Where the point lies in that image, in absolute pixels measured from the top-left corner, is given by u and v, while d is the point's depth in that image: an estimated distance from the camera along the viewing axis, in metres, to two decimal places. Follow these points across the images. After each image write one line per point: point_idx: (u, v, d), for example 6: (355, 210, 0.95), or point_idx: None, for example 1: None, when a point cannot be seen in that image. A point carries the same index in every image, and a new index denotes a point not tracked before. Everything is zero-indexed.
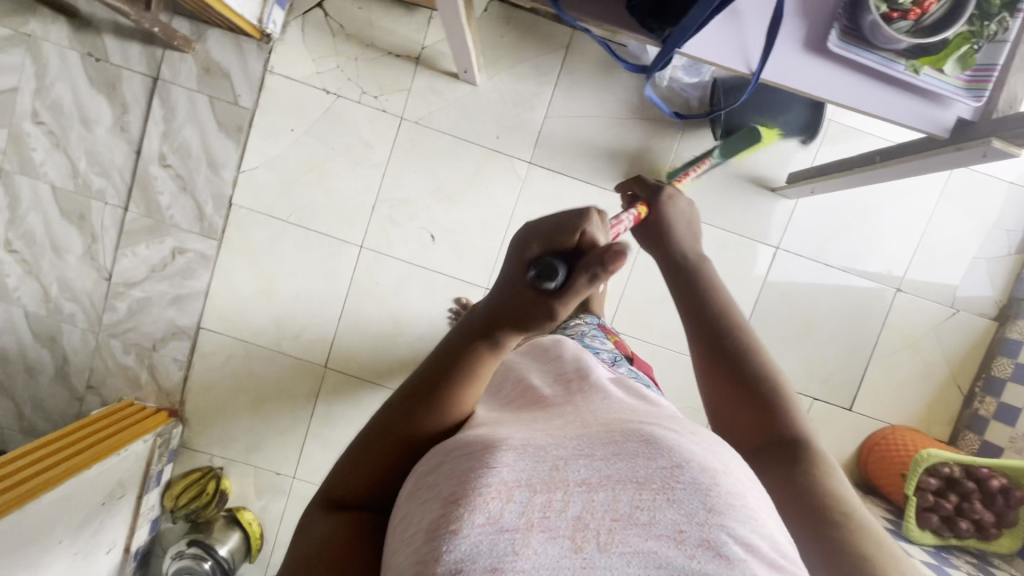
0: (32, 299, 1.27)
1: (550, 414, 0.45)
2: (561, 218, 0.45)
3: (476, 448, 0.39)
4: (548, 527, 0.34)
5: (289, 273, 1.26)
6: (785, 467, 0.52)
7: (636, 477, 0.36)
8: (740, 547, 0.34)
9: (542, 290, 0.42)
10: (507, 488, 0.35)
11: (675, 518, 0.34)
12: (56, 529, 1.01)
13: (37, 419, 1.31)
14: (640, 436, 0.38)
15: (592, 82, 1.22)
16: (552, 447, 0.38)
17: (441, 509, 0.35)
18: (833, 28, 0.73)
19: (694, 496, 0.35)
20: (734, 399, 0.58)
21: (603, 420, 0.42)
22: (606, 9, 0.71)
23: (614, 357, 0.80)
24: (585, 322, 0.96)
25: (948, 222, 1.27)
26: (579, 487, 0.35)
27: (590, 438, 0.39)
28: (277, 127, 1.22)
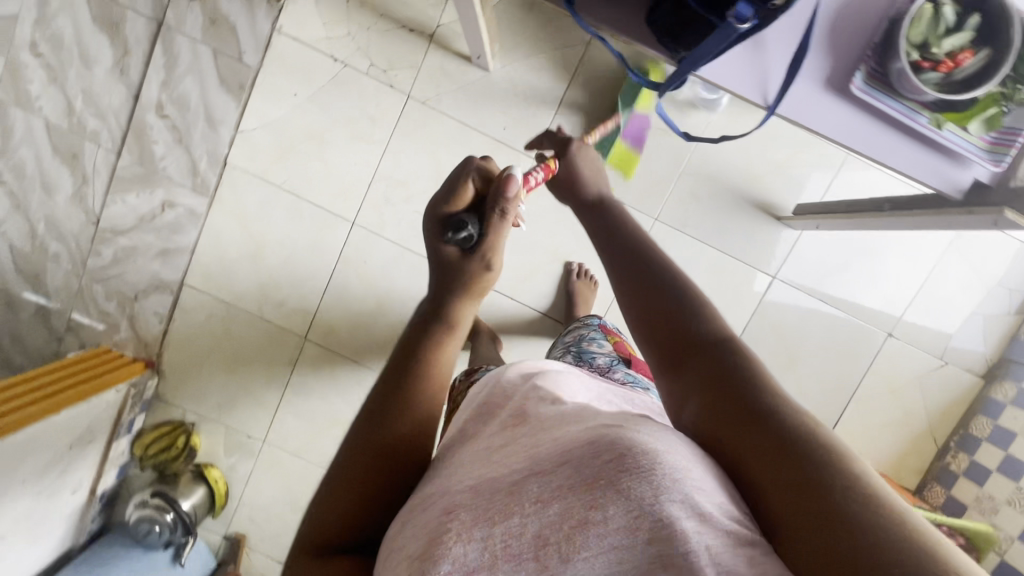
0: (18, 233, 1.26)
1: (507, 438, 0.49)
2: (452, 191, 0.58)
3: (438, 498, 0.45)
4: (512, 556, 0.38)
5: (278, 241, 1.24)
6: (711, 378, 0.46)
7: (580, 483, 0.39)
8: (694, 520, 0.35)
9: (466, 248, 0.56)
10: (466, 531, 0.40)
11: (629, 511, 0.36)
12: (21, 469, 1.02)
13: (15, 353, 1.31)
14: (585, 441, 0.41)
15: (608, 83, 1.18)
16: (502, 478, 0.43)
17: (416, 564, 0.40)
18: (859, 70, 0.69)
19: (642, 483, 0.37)
20: (652, 313, 0.53)
21: (553, 434, 0.46)
22: (622, 22, 0.67)
23: (611, 363, 0.82)
24: (585, 326, 0.99)
25: (951, 274, 1.24)
26: (533, 507, 0.39)
27: (538, 459, 0.42)
28: (280, 89, 1.18)
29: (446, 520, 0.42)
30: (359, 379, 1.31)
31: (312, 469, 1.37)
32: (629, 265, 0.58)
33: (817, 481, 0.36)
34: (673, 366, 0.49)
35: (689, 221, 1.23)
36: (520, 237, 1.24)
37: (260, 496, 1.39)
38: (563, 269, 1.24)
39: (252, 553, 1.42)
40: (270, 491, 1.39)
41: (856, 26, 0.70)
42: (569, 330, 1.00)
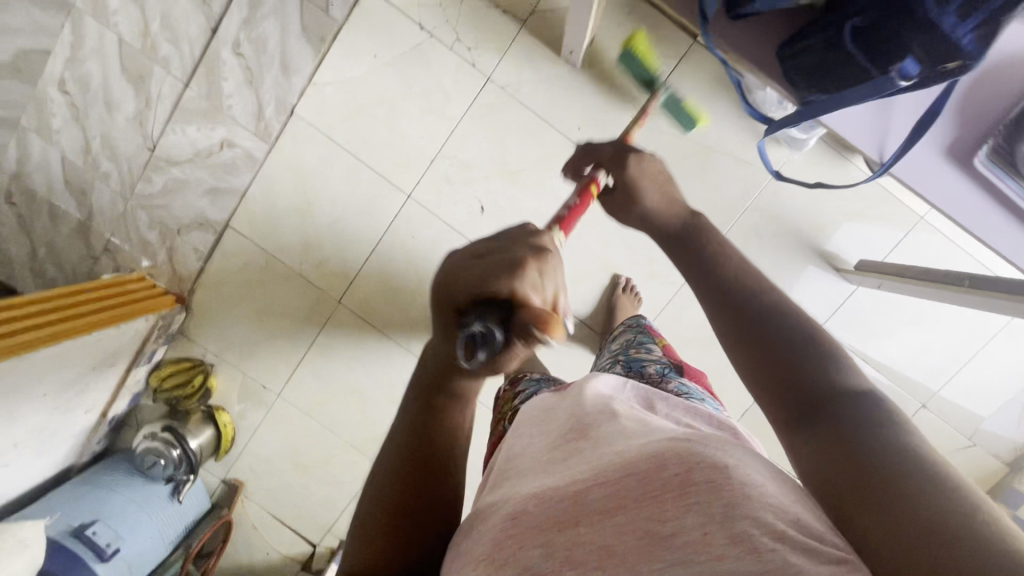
0: (72, 146, 1.24)
1: (567, 453, 0.48)
2: (480, 278, 0.47)
3: (503, 502, 0.46)
4: (576, 564, 0.38)
5: (330, 200, 1.22)
6: (833, 428, 0.46)
7: (646, 494, 0.39)
8: (770, 538, 0.34)
9: (498, 352, 0.45)
10: (531, 538, 0.40)
11: (697, 526, 0.36)
12: (44, 382, 1.01)
13: (49, 265, 1.30)
14: (650, 453, 0.41)
15: (694, 101, 1.14)
16: (566, 485, 0.43)
17: (484, 568, 0.41)
18: (986, 143, 0.67)
19: (710, 498, 0.37)
20: (765, 358, 0.54)
21: (615, 445, 0.45)
22: (754, 48, 0.62)
23: (664, 371, 0.74)
24: (630, 331, 0.91)
25: (999, 356, 1.21)
26: (598, 517, 0.39)
27: (600, 469, 0.42)
28: (361, 48, 1.15)
29: (511, 524, 0.42)
30: (385, 353, 1.30)
31: (322, 432, 1.36)
32: (738, 304, 0.58)
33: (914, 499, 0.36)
34: (791, 413, 0.50)
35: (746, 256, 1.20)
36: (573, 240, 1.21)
37: (264, 448, 1.39)
38: (609, 280, 1.22)
39: (246, 502, 1.43)
40: (275, 444, 1.39)
41: (989, 99, 0.67)
42: (615, 336, 0.93)
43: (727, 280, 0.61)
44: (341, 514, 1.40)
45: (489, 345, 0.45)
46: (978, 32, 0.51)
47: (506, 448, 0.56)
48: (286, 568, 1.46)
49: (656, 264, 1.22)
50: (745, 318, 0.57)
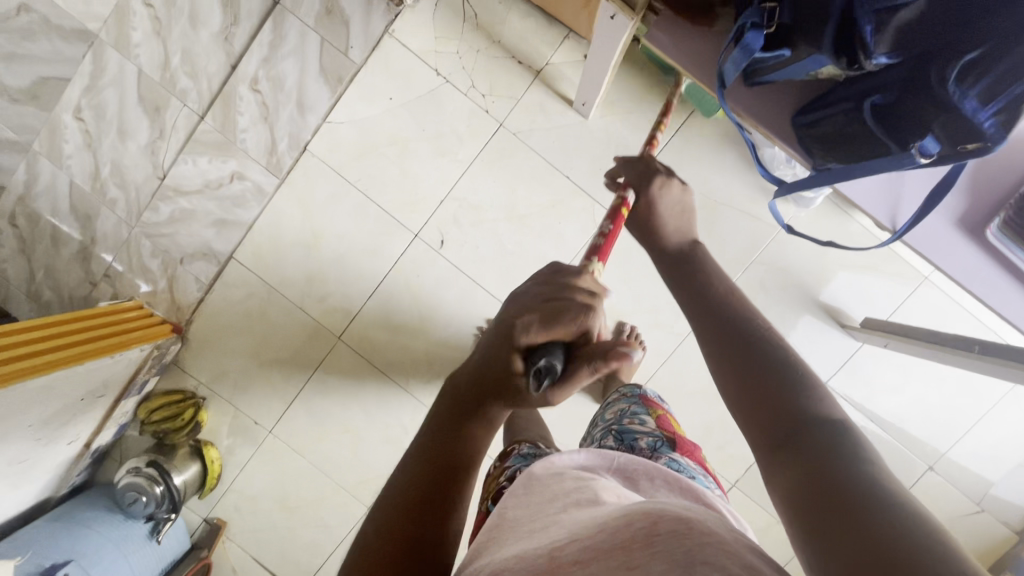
0: (82, 172, 1.24)
1: (547, 518, 0.46)
2: (552, 309, 0.52)
3: (482, 565, 0.43)
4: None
5: (337, 236, 1.22)
6: (791, 425, 0.45)
7: (613, 547, 0.36)
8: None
9: (557, 380, 0.51)
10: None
11: (661, 572, 0.33)
12: (28, 414, 0.98)
13: (44, 289, 1.28)
14: (622, 517, 0.39)
15: (702, 155, 1.16)
16: (547, 545, 0.41)
17: None
18: (997, 216, 0.68)
19: (673, 544, 0.34)
20: (733, 347, 0.54)
21: (594, 512, 0.43)
22: (769, 114, 0.64)
23: (655, 447, 0.70)
24: (625, 398, 0.85)
25: (1004, 421, 1.19)
26: (569, 569, 0.37)
27: (579, 530, 0.40)
28: (376, 90, 1.17)
29: None
30: (384, 393, 1.27)
31: (312, 472, 1.32)
32: (710, 304, 0.60)
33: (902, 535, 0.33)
34: (746, 403, 0.50)
35: None
36: None
37: (251, 486, 1.34)
38: (614, 327, 1.21)
39: (228, 543, 1.36)
40: (262, 483, 1.34)
41: (999, 172, 0.68)
42: (608, 404, 0.87)
43: (716, 306, 0.59)
44: (327, 559, 1.34)
45: (553, 373, 0.50)
46: (997, 117, 0.51)
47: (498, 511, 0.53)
48: None
49: (662, 312, 1.21)
50: (716, 319, 0.58)
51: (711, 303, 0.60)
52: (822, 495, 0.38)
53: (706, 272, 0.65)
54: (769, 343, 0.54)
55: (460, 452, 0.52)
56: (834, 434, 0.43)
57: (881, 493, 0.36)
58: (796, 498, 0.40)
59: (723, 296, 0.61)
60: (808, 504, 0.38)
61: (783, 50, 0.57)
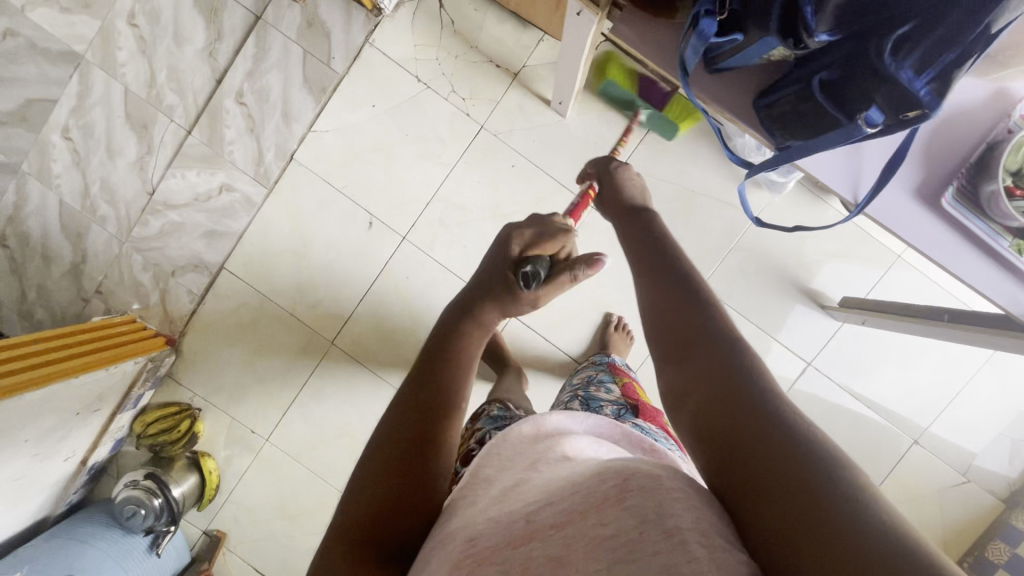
0: (71, 190, 1.26)
1: (519, 483, 0.48)
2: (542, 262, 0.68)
3: (459, 530, 0.46)
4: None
5: (326, 242, 1.24)
6: (704, 357, 0.49)
7: (584, 507, 0.38)
8: (697, 536, 0.33)
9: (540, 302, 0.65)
10: (489, 557, 0.41)
11: (633, 526, 0.35)
12: (24, 428, 0.99)
13: (37, 308, 1.29)
14: (593, 474, 0.41)
15: (676, 148, 1.21)
16: (522, 509, 0.43)
17: None
18: (951, 185, 0.72)
19: (643, 501, 0.36)
20: (663, 296, 0.58)
21: (566, 471, 0.46)
22: (728, 98, 0.68)
23: (619, 414, 0.76)
24: (594, 366, 0.94)
25: (983, 390, 1.23)
26: (548, 532, 0.39)
27: (552, 491, 0.43)
28: (359, 98, 1.21)
29: (470, 546, 0.42)
30: (378, 395, 1.28)
31: (310, 478, 1.32)
32: (649, 265, 0.64)
33: (790, 454, 0.37)
34: (666, 343, 0.54)
35: (733, 294, 1.24)
36: None
37: (249, 495, 1.35)
38: (601, 319, 1.25)
39: (228, 555, 1.36)
40: (260, 492, 1.34)
41: (952, 143, 0.72)
42: (579, 371, 0.97)
43: (648, 256, 0.66)
44: None
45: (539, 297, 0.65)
46: (932, 86, 0.55)
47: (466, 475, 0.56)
48: None
49: None
50: (652, 274, 0.62)
51: (651, 262, 0.64)
52: (723, 422, 0.42)
53: (645, 228, 0.71)
54: (694, 289, 0.57)
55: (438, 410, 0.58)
56: (735, 356, 0.48)
57: (773, 414, 0.41)
58: (704, 423, 0.44)
59: (663, 255, 0.64)
60: (708, 429, 0.43)
61: (735, 35, 0.61)
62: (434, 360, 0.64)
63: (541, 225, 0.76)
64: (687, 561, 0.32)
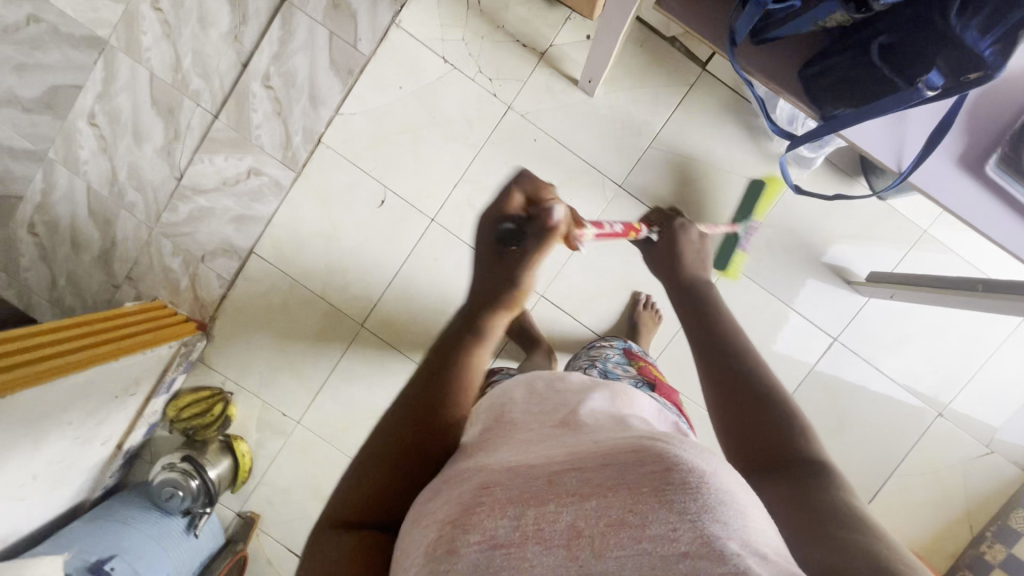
0: (98, 176, 1.26)
1: (537, 437, 0.49)
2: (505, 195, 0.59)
3: (473, 470, 0.46)
4: (543, 539, 0.38)
5: (354, 225, 1.25)
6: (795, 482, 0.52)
7: (614, 485, 0.39)
8: (736, 546, 0.36)
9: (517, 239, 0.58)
10: (501, 509, 0.40)
11: (664, 522, 0.36)
12: (68, 411, 1.00)
13: (68, 295, 1.30)
14: (627, 450, 0.41)
15: (704, 125, 1.21)
16: (541, 466, 0.43)
17: (450, 531, 0.40)
18: (994, 152, 0.72)
19: (683, 500, 0.37)
20: (741, 402, 0.60)
21: (591, 437, 0.46)
22: (774, 66, 0.69)
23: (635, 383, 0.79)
24: (611, 347, 0.97)
25: (1006, 364, 1.25)
26: (568, 499, 0.39)
27: (579, 456, 0.43)
28: (386, 80, 1.21)
29: (482, 494, 0.42)
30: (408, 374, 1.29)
31: (342, 459, 1.34)
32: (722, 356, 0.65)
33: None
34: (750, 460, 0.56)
35: (761, 271, 1.25)
36: (594, 261, 1.27)
37: (282, 477, 1.37)
38: (629, 298, 1.27)
39: (262, 535, 1.38)
40: (292, 473, 1.36)
41: (994, 113, 0.73)
42: (596, 347, 0.99)
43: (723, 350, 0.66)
44: None
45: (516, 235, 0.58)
46: (995, 47, 0.58)
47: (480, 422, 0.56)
48: None
49: None
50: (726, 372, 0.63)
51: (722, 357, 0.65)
52: (817, 529, 0.45)
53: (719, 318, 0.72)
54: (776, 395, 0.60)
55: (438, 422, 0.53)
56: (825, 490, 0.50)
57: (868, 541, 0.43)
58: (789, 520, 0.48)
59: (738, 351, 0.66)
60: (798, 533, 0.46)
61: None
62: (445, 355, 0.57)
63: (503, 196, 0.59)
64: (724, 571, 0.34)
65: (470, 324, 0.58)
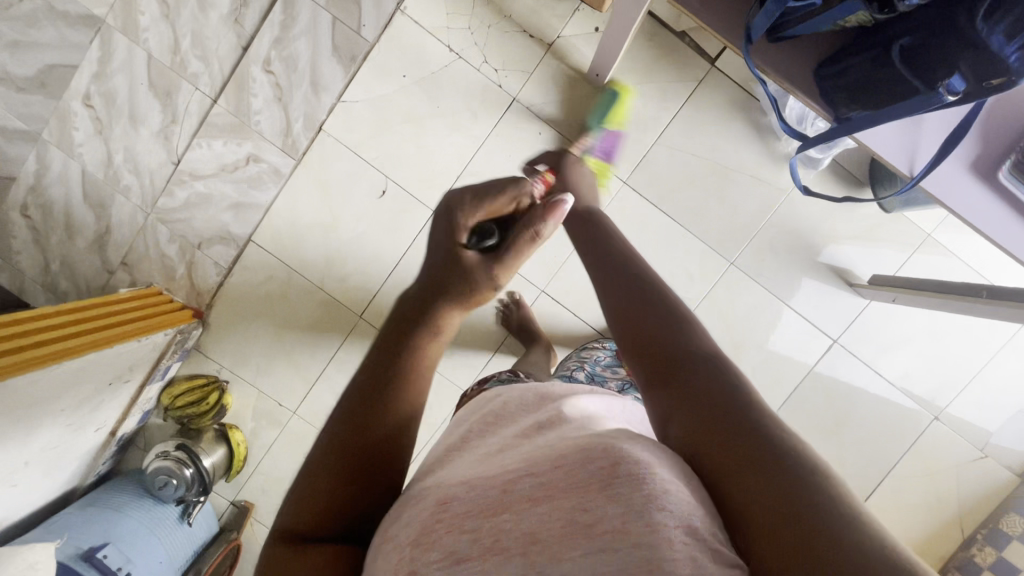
0: (93, 159, 1.24)
1: (505, 446, 0.48)
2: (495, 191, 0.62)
3: (434, 484, 0.45)
4: (502, 549, 0.37)
5: (354, 215, 1.23)
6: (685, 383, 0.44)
7: (567, 487, 0.38)
8: (684, 532, 0.33)
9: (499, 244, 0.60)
10: (459, 524, 0.39)
11: (617, 516, 0.35)
12: (61, 398, 0.99)
13: (61, 279, 1.28)
14: (579, 447, 0.40)
15: (711, 123, 1.19)
16: (498, 475, 0.42)
17: (408, 549, 0.39)
18: (1008, 159, 0.71)
19: (630, 490, 0.35)
20: (630, 309, 0.53)
21: (550, 440, 0.44)
22: (790, 64, 0.67)
23: (623, 388, 0.78)
24: (600, 350, 0.95)
25: (1004, 369, 1.25)
26: (524, 506, 0.38)
27: (534, 460, 0.41)
28: (389, 68, 1.18)
29: (440, 507, 0.41)
30: None
31: None
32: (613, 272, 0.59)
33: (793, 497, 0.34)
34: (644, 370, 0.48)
35: (763, 271, 1.24)
36: None
37: (277, 467, 1.36)
38: None
39: (256, 525, 1.38)
40: (288, 464, 1.36)
41: (1007, 120, 0.72)
42: (586, 348, 0.98)
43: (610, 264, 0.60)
44: None
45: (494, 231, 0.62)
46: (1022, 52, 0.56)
47: (462, 429, 0.56)
48: None
49: (678, 280, 1.25)
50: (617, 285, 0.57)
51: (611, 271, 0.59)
52: (706, 428, 0.40)
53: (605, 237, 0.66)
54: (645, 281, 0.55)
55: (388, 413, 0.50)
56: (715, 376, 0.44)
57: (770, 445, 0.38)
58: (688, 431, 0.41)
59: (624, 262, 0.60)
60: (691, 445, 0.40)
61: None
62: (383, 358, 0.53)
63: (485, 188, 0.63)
64: (671, 558, 0.32)
65: (424, 318, 0.55)
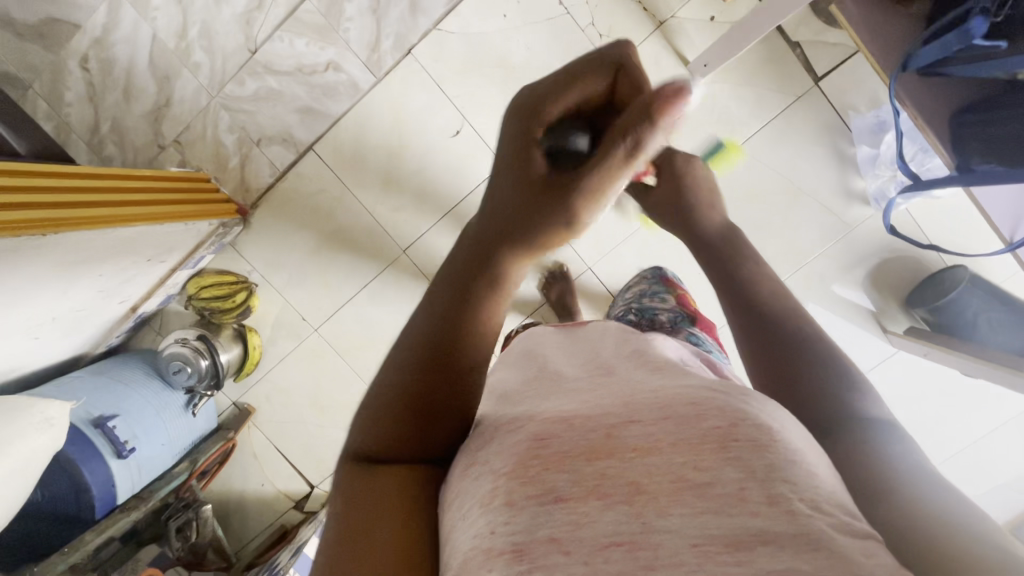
0: (166, 26, 1.18)
1: (591, 387, 0.45)
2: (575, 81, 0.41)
3: (526, 419, 0.41)
4: (603, 495, 0.34)
5: (422, 148, 1.21)
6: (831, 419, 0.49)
7: (681, 440, 0.35)
8: (804, 504, 0.32)
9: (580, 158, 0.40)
10: (558, 464, 0.36)
11: (733, 480, 0.33)
12: (102, 265, 0.97)
13: (109, 143, 1.24)
14: (685, 399, 0.37)
15: (798, 140, 1.18)
16: (592, 413, 0.39)
17: (508, 484, 0.35)
18: None
19: (749, 455, 0.33)
20: (773, 353, 0.57)
21: (645, 386, 0.42)
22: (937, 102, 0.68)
23: (674, 320, 0.80)
24: (646, 281, 0.97)
25: (1001, 443, 1.30)
26: (629, 455, 0.35)
27: (633, 405, 0.38)
28: (494, 6, 1.14)
29: (538, 445, 0.37)
30: None
31: (350, 375, 1.34)
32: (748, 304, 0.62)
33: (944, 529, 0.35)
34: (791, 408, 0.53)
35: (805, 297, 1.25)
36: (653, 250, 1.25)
37: (286, 378, 1.36)
38: None
39: (254, 429, 1.39)
40: (298, 376, 1.36)
41: None
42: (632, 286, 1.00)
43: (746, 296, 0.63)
44: None
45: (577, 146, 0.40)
46: None
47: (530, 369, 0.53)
48: (278, 504, 1.41)
49: None
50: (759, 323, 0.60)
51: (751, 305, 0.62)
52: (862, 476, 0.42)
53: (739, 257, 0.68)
54: (762, 275, 0.65)
55: (442, 376, 0.44)
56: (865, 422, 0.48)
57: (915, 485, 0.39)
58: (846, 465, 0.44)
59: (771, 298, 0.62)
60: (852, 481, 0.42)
61: (1001, 41, 0.64)
62: (438, 312, 0.45)
63: (581, 58, 0.42)
64: (795, 531, 0.30)
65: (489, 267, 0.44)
